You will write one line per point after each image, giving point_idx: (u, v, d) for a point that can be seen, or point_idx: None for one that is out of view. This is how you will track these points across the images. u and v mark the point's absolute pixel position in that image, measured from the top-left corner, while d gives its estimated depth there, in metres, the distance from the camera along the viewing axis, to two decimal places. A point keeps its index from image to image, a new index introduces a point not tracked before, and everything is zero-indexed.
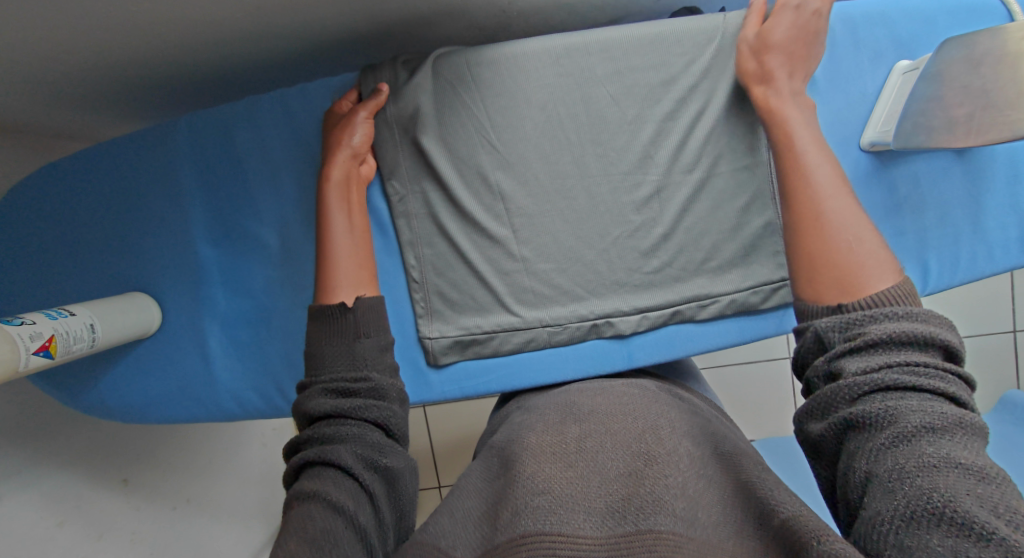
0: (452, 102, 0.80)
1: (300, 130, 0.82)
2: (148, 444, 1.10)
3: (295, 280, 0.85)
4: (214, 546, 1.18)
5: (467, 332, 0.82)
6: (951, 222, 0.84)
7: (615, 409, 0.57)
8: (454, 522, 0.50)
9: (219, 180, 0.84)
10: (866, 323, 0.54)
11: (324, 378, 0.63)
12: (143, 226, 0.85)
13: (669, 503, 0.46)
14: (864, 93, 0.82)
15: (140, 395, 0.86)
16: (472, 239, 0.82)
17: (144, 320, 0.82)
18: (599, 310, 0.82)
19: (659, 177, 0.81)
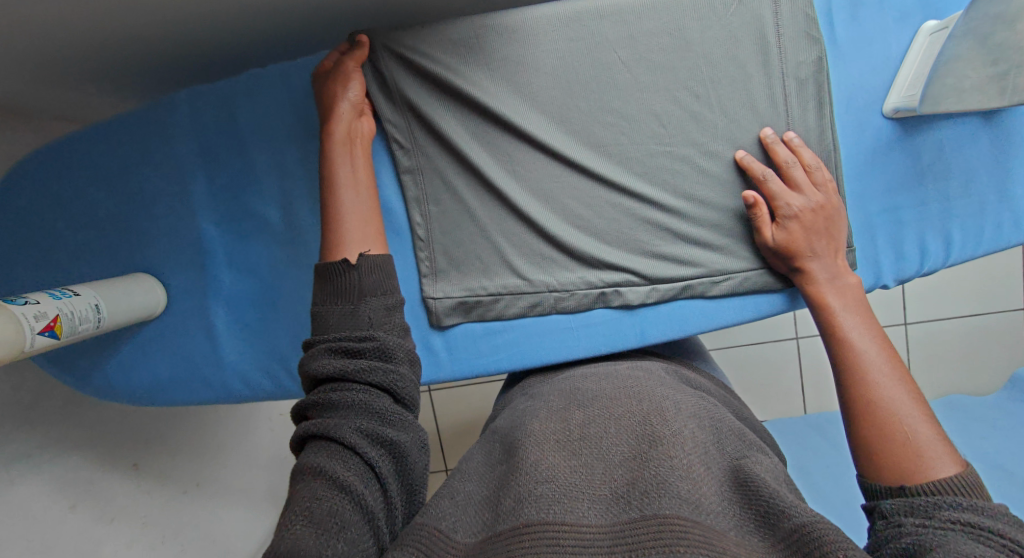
0: (459, 73, 0.78)
1: (303, 107, 0.81)
2: (159, 430, 1.12)
3: (302, 261, 0.84)
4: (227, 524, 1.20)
5: (471, 293, 0.82)
6: (976, 191, 0.81)
7: (619, 394, 0.57)
8: (455, 506, 0.49)
9: (223, 160, 0.83)
10: (931, 501, 0.51)
11: (330, 338, 0.60)
12: (149, 207, 0.85)
13: (674, 485, 0.45)
14: (889, 57, 0.79)
15: (150, 377, 0.87)
16: (478, 217, 0.81)
17: (149, 302, 0.83)
18: (607, 278, 0.81)
19: (670, 150, 0.79)
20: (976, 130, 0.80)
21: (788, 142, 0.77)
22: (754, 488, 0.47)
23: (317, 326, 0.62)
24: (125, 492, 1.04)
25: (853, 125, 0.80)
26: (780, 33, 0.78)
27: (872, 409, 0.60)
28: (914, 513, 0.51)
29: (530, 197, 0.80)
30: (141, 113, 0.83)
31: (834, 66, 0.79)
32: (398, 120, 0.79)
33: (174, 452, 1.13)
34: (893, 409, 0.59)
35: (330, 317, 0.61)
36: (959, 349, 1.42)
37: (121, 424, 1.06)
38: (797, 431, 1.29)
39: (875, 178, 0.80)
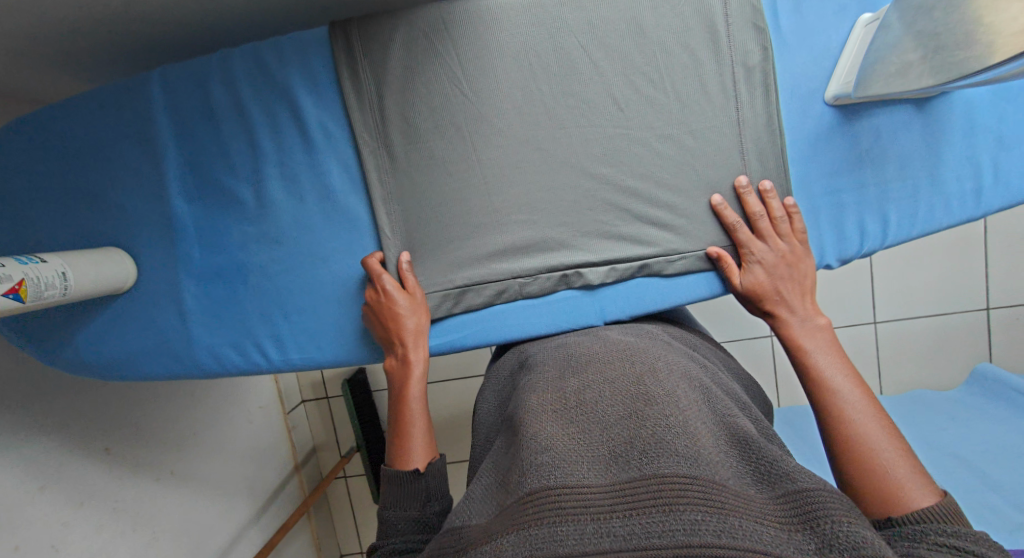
0: (424, 52, 0.78)
1: (267, 80, 0.79)
2: (130, 417, 1.08)
3: (271, 235, 0.82)
4: (197, 509, 1.18)
5: (440, 287, 0.82)
6: (911, 175, 0.83)
7: (612, 358, 0.58)
8: (470, 497, 0.51)
9: (188, 134, 0.81)
10: (918, 528, 0.52)
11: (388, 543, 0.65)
12: (115, 181, 0.82)
13: (672, 443, 0.47)
14: (830, 47, 0.81)
15: (119, 351, 0.84)
16: (444, 196, 0.81)
17: (119, 274, 0.80)
18: (569, 260, 0.82)
19: (630, 134, 0.81)
20: (913, 119, 0.83)
21: (762, 191, 0.80)
22: (754, 449, 0.49)
23: (381, 527, 0.67)
24: (98, 479, 0.99)
25: (800, 117, 0.82)
26: (728, 24, 0.80)
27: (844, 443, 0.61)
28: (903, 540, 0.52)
29: (494, 182, 0.80)
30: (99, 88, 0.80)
31: (779, 54, 0.81)
32: (361, 98, 0.79)
33: (142, 443, 1.09)
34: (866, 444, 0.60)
35: (382, 529, 0.67)
36: (920, 348, 1.44)
37: (92, 408, 1.01)
38: (804, 428, 1.30)
39: (818, 166, 0.83)
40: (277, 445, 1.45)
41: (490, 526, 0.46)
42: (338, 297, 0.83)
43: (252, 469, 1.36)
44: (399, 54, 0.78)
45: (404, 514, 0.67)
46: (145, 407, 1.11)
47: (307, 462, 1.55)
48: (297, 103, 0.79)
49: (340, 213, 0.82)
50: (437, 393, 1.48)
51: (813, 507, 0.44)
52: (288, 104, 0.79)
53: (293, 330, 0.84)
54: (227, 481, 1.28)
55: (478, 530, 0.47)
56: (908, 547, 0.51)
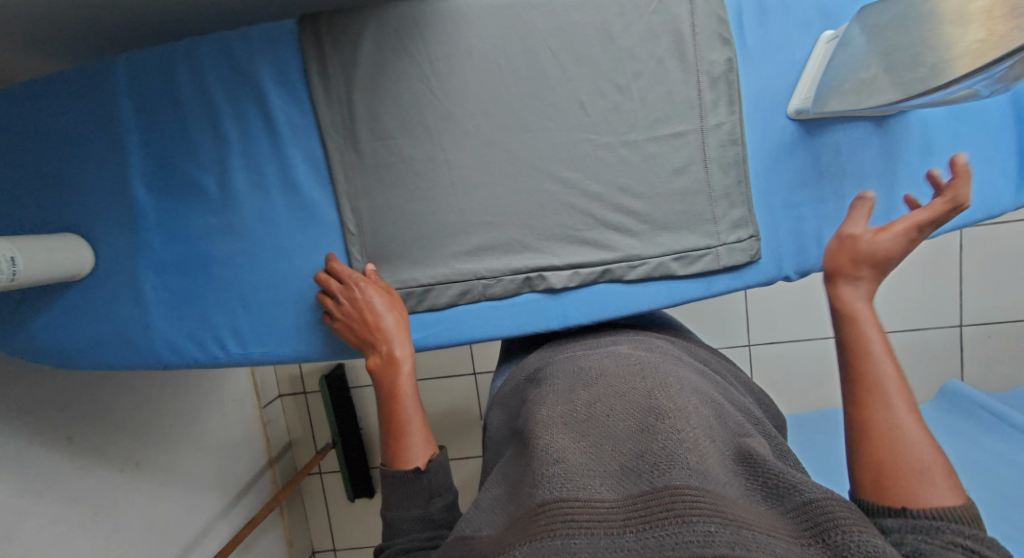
0: (395, 49, 0.77)
1: (235, 69, 0.77)
2: (94, 407, 1.01)
3: (236, 228, 0.80)
4: (163, 507, 1.12)
5: (403, 286, 0.81)
6: (868, 191, 0.86)
7: (622, 370, 0.57)
8: (480, 508, 0.52)
9: (151, 121, 0.78)
10: (936, 524, 0.50)
11: (394, 544, 0.65)
12: (77, 166, 0.78)
13: (683, 457, 0.46)
14: (793, 62, 0.83)
15: (77, 341, 0.81)
16: (410, 194, 0.80)
17: (75, 261, 0.77)
18: (532, 263, 0.81)
19: (597, 139, 0.81)
20: (872, 135, 0.85)
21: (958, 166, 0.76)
22: (765, 462, 0.49)
23: (387, 527, 0.67)
24: (57, 469, 0.93)
25: (762, 128, 0.83)
26: (694, 36, 0.81)
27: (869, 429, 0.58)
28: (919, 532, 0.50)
29: (461, 183, 0.80)
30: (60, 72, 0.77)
31: (743, 67, 0.82)
32: (328, 93, 0.78)
33: (107, 435, 1.03)
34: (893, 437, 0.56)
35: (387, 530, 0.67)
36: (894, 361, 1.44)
37: (55, 397, 0.95)
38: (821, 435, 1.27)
39: (779, 176, 0.84)
40: (250, 440, 1.38)
41: (502, 538, 0.46)
42: (299, 291, 0.81)
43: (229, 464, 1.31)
44: (369, 50, 0.77)
45: (408, 512, 0.66)
46: (109, 398, 1.05)
47: (281, 456, 1.47)
48: (264, 94, 0.77)
49: (306, 208, 0.80)
50: None
51: (826, 521, 0.44)
52: (256, 96, 0.77)
53: (255, 324, 0.81)
54: (203, 475, 1.23)
55: (489, 541, 0.47)
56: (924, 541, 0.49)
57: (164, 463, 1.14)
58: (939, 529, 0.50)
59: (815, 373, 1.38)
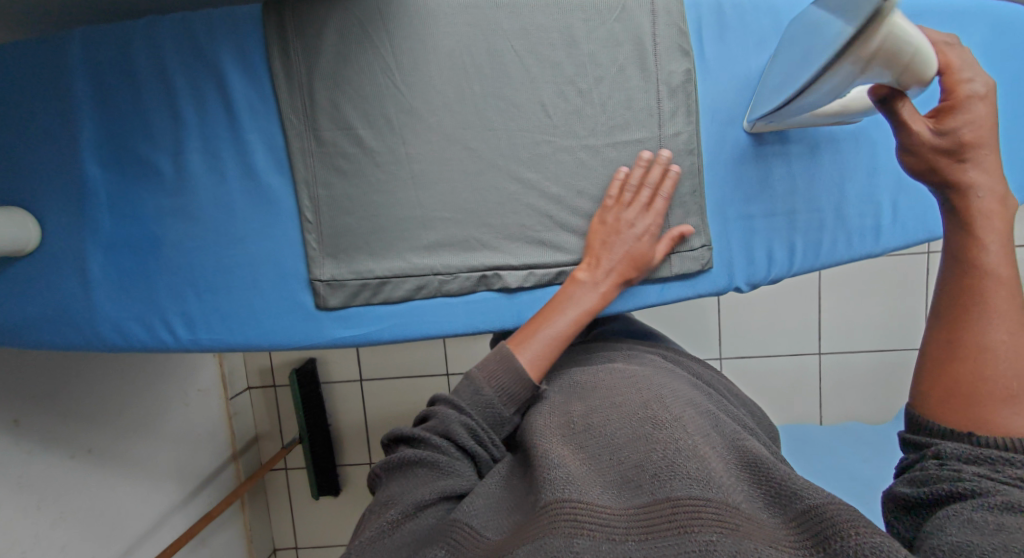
0: (358, 37, 0.75)
1: (195, 49, 0.74)
2: (47, 387, 0.94)
3: (190, 211, 0.76)
4: (113, 498, 1.04)
5: (358, 277, 0.79)
6: (818, 208, 0.89)
7: (618, 385, 0.60)
8: (487, 507, 0.51)
9: (107, 94, 0.73)
10: (1000, 454, 0.49)
11: (470, 419, 0.62)
12: (24, 140, 0.74)
13: (684, 466, 0.47)
14: (750, 76, 0.85)
15: (18, 317, 0.76)
16: (370, 185, 0.78)
17: (19, 236, 0.72)
18: (489, 261, 0.81)
19: (559, 143, 0.81)
20: (819, 153, 0.88)
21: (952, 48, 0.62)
22: (767, 471, 0.49)
23: (465, 393, 0.64)
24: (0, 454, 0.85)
25: (716, 143, 0.85)
26: (656, 49, 0.82)
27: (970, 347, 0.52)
28: (978, 463, 0.50)
29: (420, 178, 0.79)
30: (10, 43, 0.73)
31: (702, 80, 0.84)
32: (289, 77, 0.75)
33: (62, 418, 0.96)
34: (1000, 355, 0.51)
35: (472, 396, 0.63)
36: None
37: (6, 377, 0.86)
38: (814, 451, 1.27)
39: (732, 189, 0.87)
40: (216, 432, 1.32)
41: (506, 542, 0.46)
42: (253, 277, 0.78)
43: (190, 457, 1.24)
44: (333, 37, 0.75)
45: (488, 411, 0.63)
46: (70, 376, 0.98)
47: (247, 450, 1.41)
48: (224, 74, 0.74)
49: (264, 194, 0.77)
50: (368, 388, 1.39)
51: (831, 528, 0.43)
52: (216, 79, 0.74)
53: (208, 309, 0.78)
54: (161, 465, 1.16)
55: (494, 546, 0.47)
56: (983, 476, 0.48)
57: (119, 450, 1.06)
58: (1000, 461, 0.49)
59: (785, 389, 1.40)
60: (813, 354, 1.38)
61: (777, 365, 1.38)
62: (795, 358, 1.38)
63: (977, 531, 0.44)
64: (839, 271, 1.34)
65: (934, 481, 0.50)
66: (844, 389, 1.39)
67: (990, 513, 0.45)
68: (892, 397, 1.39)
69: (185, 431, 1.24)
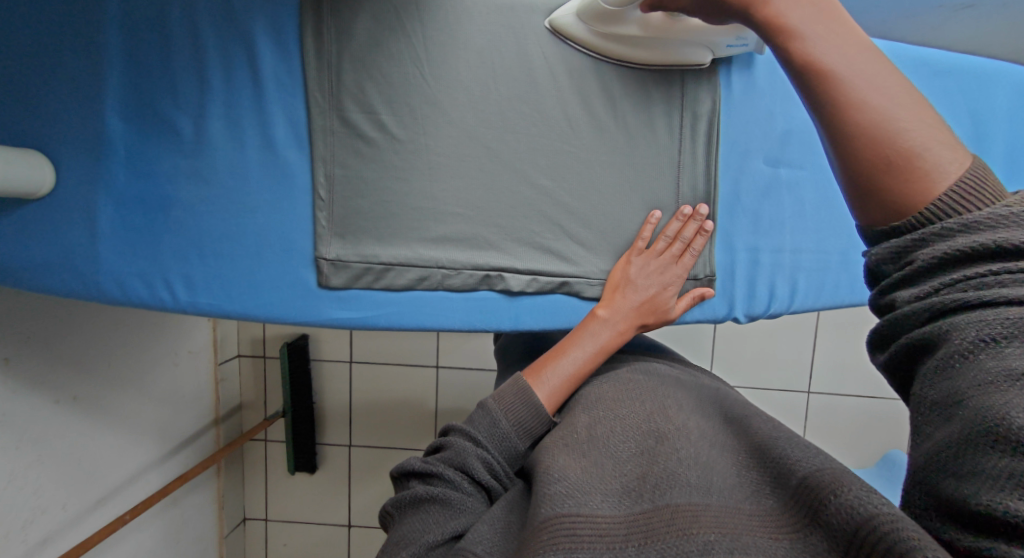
0: (392, 24, 0.76)
1: (229, 15, 0.74)
2: (40, 331, 0.94)
3: (204, 174, 0.76)
4: (92, 447, 1.04)
5: (363, 261, 0.79)
6: (826, 249, 0.89)
7: (622, 396, 0.61)
8: (493, 530, 0.51)
9: (138, 49, 0.74)
10: (927, 259, 0.45)
11: (486, 453, 0.61)
12: (48, 83, 0.74)
13: (684, 476, 0.50)
14: (771, 113, 0.86)
15: (18, 260, 0.75)
16: (385, 171, 0.78)
17: (33, 179, 0.72)
18: (493, 262, 0.81)
19: (577, 154, 0.82)
20: (833, 198, 0.89)
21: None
22: (772, 456, 0.51)
23: (480, 423, 0.63)
24: None
25: (733, 177, 0.86)
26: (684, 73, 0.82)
27: (854, 130, 0.50)
28: (915, 282, 0.46)
29: (436, 170, 0.79)
30: None
31: (725, 110, 0.85)
32: (319, 54, 0.75)
33: (52, 362, 0.96)
34: (888, 119, 0.49)
35: (488, 428, 0.63)
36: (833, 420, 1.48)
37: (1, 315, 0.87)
38: None
39: (745, 222, 0.87)
40: (200, 396, 1.32)
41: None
42: (258, 248, 0.78)
43: (173, 417, 1.24)
44: (367, 21, 0.75)
45: (504, 439, 0.63)
46: (63, 323, 0.98)
47: (229, 417, 1.42)
48: (255, 44, 0.75)
49: (280, 167, 0.77)
50: (357, 371, 1.39)
51: (814, 498, 0.46)
52: (246, 47, 0.75)
53: (210, 274, 0.78)
54: (143, 422, 1.16)
55: None
56: (916, 302, 0.46)
57: (105, 401, 1.07)
58: (916, 247, 0.46)
59: None
60: (803, 393, 1.38)
61: (766, 400, 1.38)
62: (783, 395, 1.38)
63: (948, 421, 0.42)
64: (838, 315, 1.35)
65: (895, 330, 0.47)
66: (829, 432, 1.39)
67: (951, 382, 0.42)
68: (875, 445, 1.39)
69: (171, 391, 1.24)
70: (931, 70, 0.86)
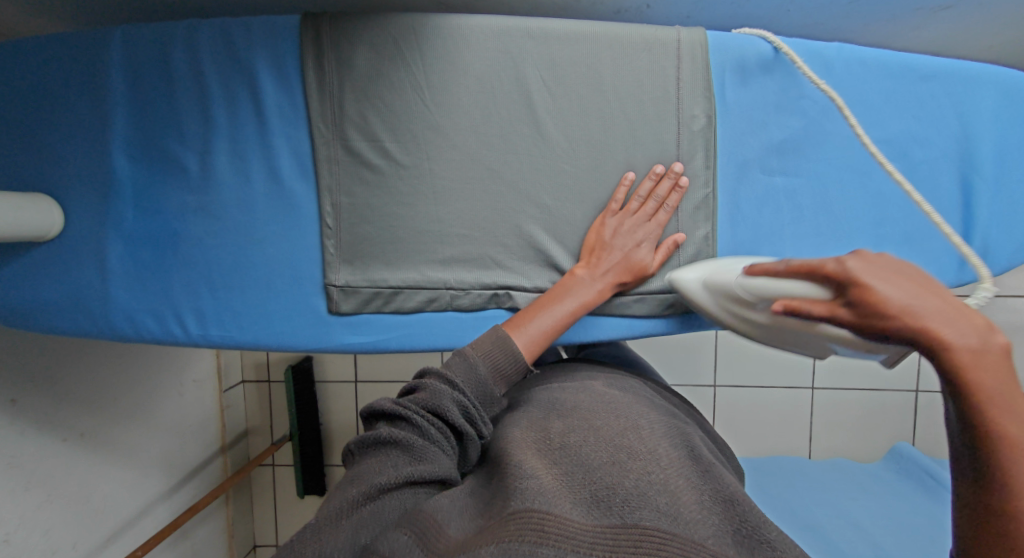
0: (392, 55, 0.77)
1: (234, 56, 0.76)
2: (47, 367, 0.96)
3: (212, 210, 0.78)
4: (102, 488, 1.05)
5: (372, 284, 0.80)
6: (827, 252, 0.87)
7: (598, 408, 0.61)
8: (452, 504, 0.53)
9: (144, 94, 0.76)
10: None
11: (462, 396, 0.61)
12: (59, 131, 0.76)
13: (654, 499, 0.51)
14: (767, 123, 0.85)
15: (32, 300, 0.77)
16: (388, 197, 0.79)
17: (43, 223, 0.74)
18: (501, 280, 0.81)
19: (576, 171, 0.82)
20: (834, 203, 0.87)
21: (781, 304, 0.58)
22: (743, 518, 0.52)
23: (454, 367, 0.64)
24: None
25: (731, 189, 0.86)
26: (680, 88, 0.82)
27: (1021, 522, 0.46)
28: None
29: (439, 193, 0.80)
30: (56, 36, 0.76)
31: (721, 122, 0.84)
32: (321, 88, 0.77)
33: (61, 401, 0.98)
34: None
35: (465, 373, 0.63)
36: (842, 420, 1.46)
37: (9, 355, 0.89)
38: (785, 482, 1.21)
39: (748, 232, 0.86)
40: (207, 426, 1.33)
41: (469, 541, 0.48)
42: (266, 278, 0.79)
43: (181, 450, 1.25)
44: (367, 54, 0.77)
45: (485, 387, 0.64)
46: (68, 361, 1.00)
47: (235, 443, 1.42)
48: (260, 83, 0.77)
49: (285, 198, 0.79)
50: (364, 394, 1.39)
51: None
52: (251, 86, 0.77)
53: (219, 305, 0.79)
54: (153, 457, 1.18)
55: (452, 544, 0.49)
56: None
57: (115, 440, 1.08)
58: None
59: (777, 421, 1.38)
60: (807, 389, 1.36)
61: (773, 399, 1.37)
62: (791, 395, 1.36)
63: None
64: None
65: None
66: (838, 430, 1.38)
67: None
68: (884, 443, 1.38)
69: (179, 423, 1.25)
70: (917, 74, 0.87)
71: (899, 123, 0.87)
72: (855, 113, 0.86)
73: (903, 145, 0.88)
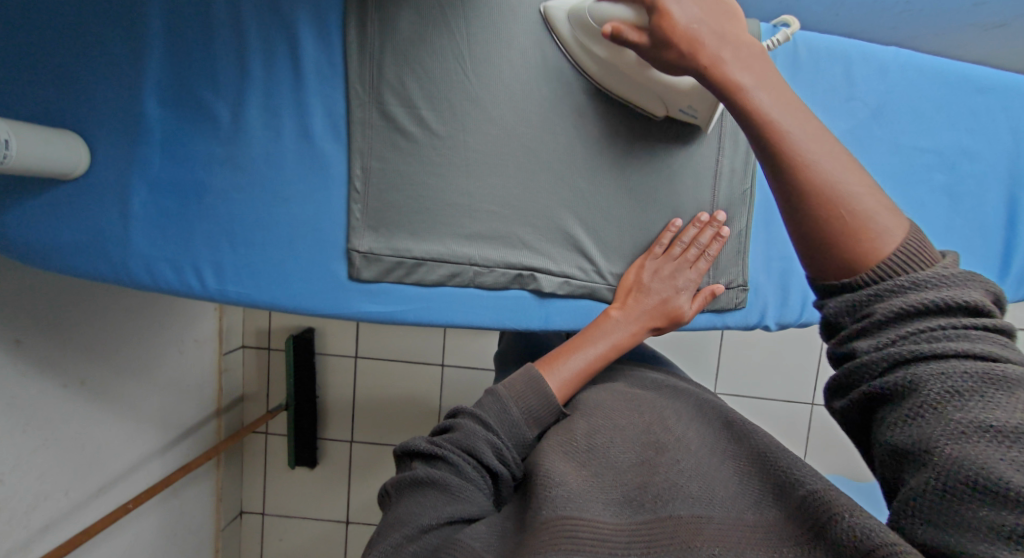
0: (436, 21, 0.76)
1: (275, 8, 0.75)
2: (51, 311, 0.95)
3: (239, 163, 0.77)
4: (99, 434, 1.05)
5: (397, 255, 0.79)
6: None
7: (621, 407, 0.64)
8: (489, 530, 0.52)
9: (181, 39, 0.75)
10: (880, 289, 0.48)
11: (495, 437, 0.61)
12: (88, 68, 0.74)
13: (685, 486, 0.51)
14: None
15: (49, 241, 0.75)
16: (420, 165, 0.79)
17: (68, 161, 0.73)
18: (527, 261, 0.82)
19: (607, 157, 0.83)
20: None
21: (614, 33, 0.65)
22: (772, 462, 0.52)
23: (487, 408, 0.63)
24: None
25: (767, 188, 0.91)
26: None
27: (811, 193, 0.51)
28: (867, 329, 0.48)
29: (471, 167, 0.79)
30: None
31: None
32: (362, 49, 0.76)
33: (64, 348, 0.98)
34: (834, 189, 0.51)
35: (497, 413, 0.63)
36: None
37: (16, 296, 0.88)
38: None
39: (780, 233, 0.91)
40: (205, 385, 1.33)
41: None
42: (288, 237, 0.79)
43: (178, 406, 1.25)
44: (411, 17, 0.76)
45: (520, 433, 0.63)
46: (72, 309, 0.99)
47: (230, 408, 1.42)
48: (299, 39, 0.76)
49: (315, 157, 0.78)
50: (367, 366, 1.40)
51: (826, 516, 0.45)
52: (290, 40, 0.76)
53: (238, 260, 0.78)
54: (151, 409, 1.18)
55: None
56: (877, 353, 0.47)
57: (115, 388, 1.09)
58: (871, 304, 0.48)
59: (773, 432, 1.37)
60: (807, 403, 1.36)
61: (771, 410, 1.36)
62: (790, 407, 1.36)
63: (919, 471, 0.43)
64: None
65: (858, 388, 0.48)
66: (831, 445, 1.38)
67: (920, 429, 0.44)
68: None
69: (177, 378, 1.25)
70: (974, 86, 0.87)
71: (950, 134, 0.86)
72: (907, 119, 0.85)
73: (952, 158, 0.87)
